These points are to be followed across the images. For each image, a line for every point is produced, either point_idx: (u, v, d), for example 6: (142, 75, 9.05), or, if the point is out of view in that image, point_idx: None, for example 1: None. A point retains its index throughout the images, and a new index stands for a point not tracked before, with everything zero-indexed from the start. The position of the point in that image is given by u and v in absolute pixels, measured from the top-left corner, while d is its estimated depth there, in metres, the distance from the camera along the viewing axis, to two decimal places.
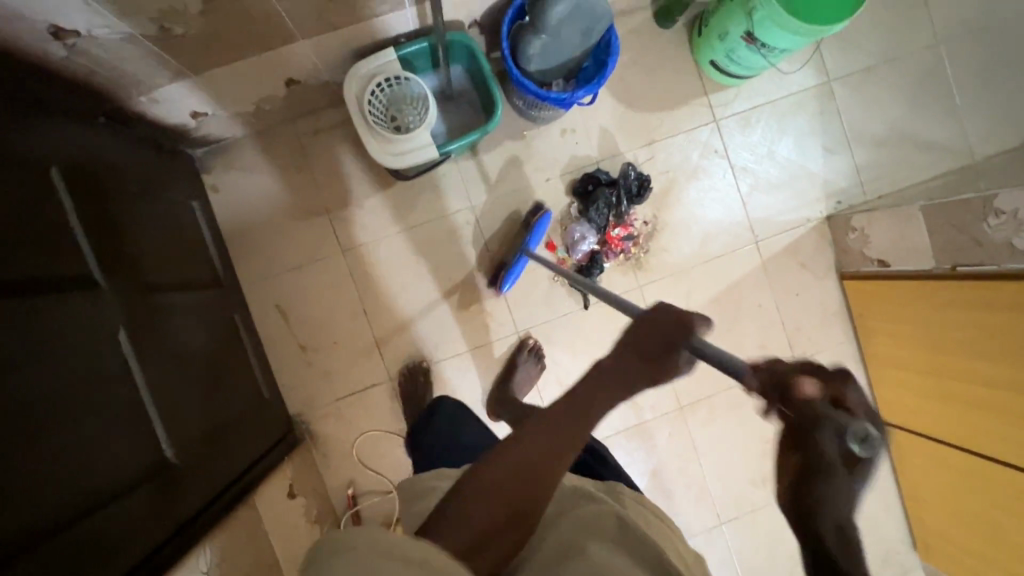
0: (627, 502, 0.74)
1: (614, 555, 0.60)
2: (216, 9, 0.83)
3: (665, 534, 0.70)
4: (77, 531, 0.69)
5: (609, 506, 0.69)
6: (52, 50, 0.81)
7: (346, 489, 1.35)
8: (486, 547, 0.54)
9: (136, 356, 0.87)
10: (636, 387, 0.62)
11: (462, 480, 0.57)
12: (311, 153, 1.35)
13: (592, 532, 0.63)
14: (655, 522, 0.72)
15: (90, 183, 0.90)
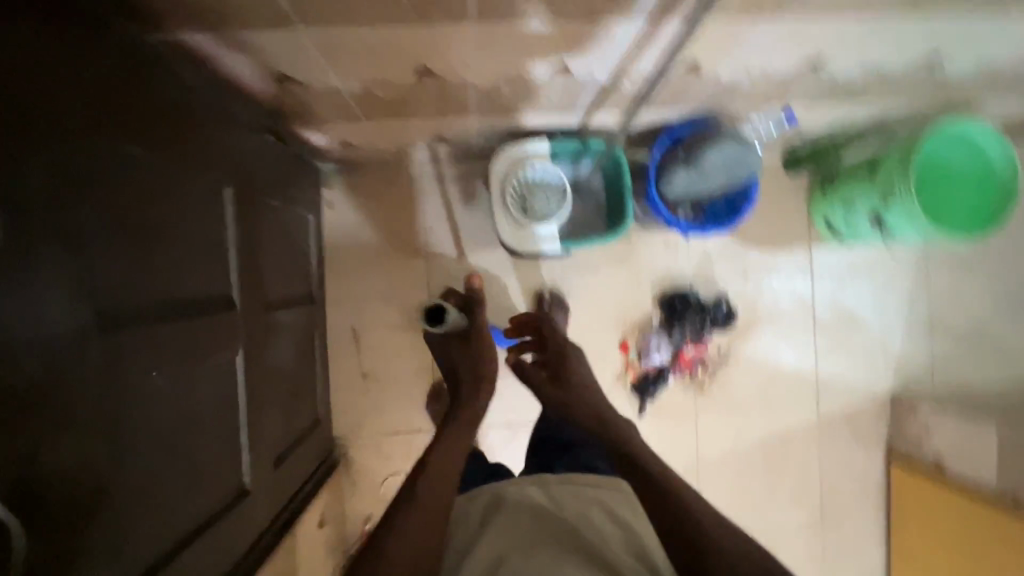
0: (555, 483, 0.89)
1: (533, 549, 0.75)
2: (421, 86, 0.87)
3: (591, 499, 0.84)
4: (182, 560, 0.71)
5: (530, 495, 0.86)
6: (265, 86, 0.86)
7: (363, 523, 1.37)
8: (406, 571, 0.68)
9: (244, 379, 0.89)
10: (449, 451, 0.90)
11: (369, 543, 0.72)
12: (428, 196, 1.38)
13: (512, 529, 0.79)
14: (578, 487, 0.87)
15: (248, 200, 0.94)
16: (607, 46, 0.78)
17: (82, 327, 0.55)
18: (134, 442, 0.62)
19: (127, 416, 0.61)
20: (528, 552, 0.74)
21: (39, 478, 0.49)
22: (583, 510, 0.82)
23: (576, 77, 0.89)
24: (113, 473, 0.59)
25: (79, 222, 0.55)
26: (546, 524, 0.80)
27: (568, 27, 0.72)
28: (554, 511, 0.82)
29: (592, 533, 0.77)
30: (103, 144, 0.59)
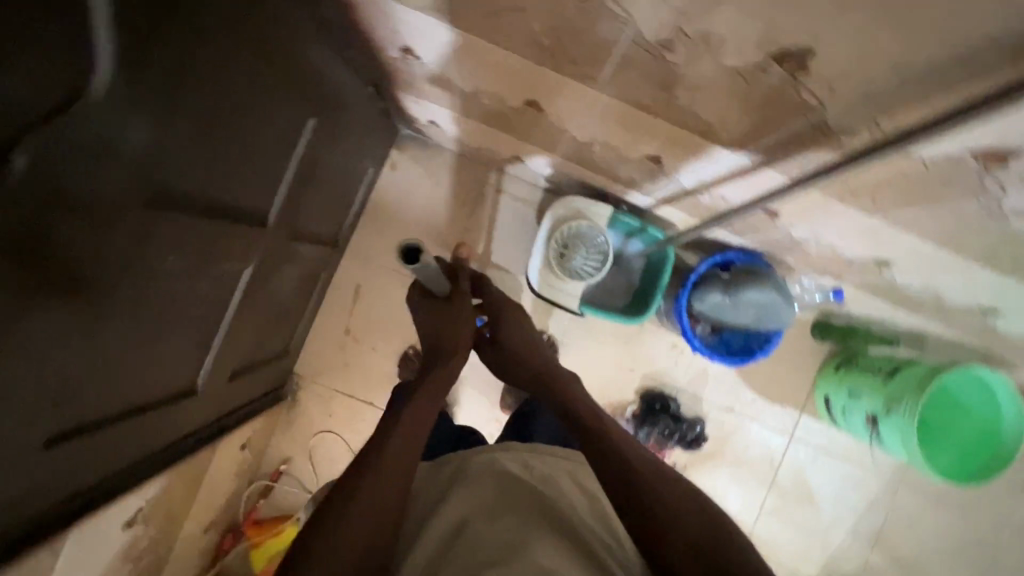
0: (516, 452, 0.84)
1: (492, 519, 0.71)
2: (525, 113, 0.90)
3: (558, 470, 0.82)
4: (112, 431, 0.72)
5: (495, 464, 0.81)
6: (389, 48, 0.89)
7: (279, 462, 1.39)
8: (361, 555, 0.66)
9: (243, 291, 0.91)
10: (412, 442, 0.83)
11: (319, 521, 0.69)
12: (481, 200, 1.40)
13: (479, 495, 0.76)
14: (548, 457, 0.85)
15: (324, 137, 0.96)
16: (707, 162, 0.81)
17: (130, 196, 0.57)
18: (124, 312, 0.64)
19: (130, 285, 0.63)
20: (498, 516, 0.71)
21: (32, 317, 0.51)
22: (554, 477, 0.80)
23: (668, 172, 0.92)
24: (94, 329, 0.60)
25: (174, 106, 0.57)
26: (513, 488, 0.77)
27: (681, 133, 0.75)
28: (523, 476, 0.79)
29: (564, 498, 0.76)
30: (227, 40, 0.61)
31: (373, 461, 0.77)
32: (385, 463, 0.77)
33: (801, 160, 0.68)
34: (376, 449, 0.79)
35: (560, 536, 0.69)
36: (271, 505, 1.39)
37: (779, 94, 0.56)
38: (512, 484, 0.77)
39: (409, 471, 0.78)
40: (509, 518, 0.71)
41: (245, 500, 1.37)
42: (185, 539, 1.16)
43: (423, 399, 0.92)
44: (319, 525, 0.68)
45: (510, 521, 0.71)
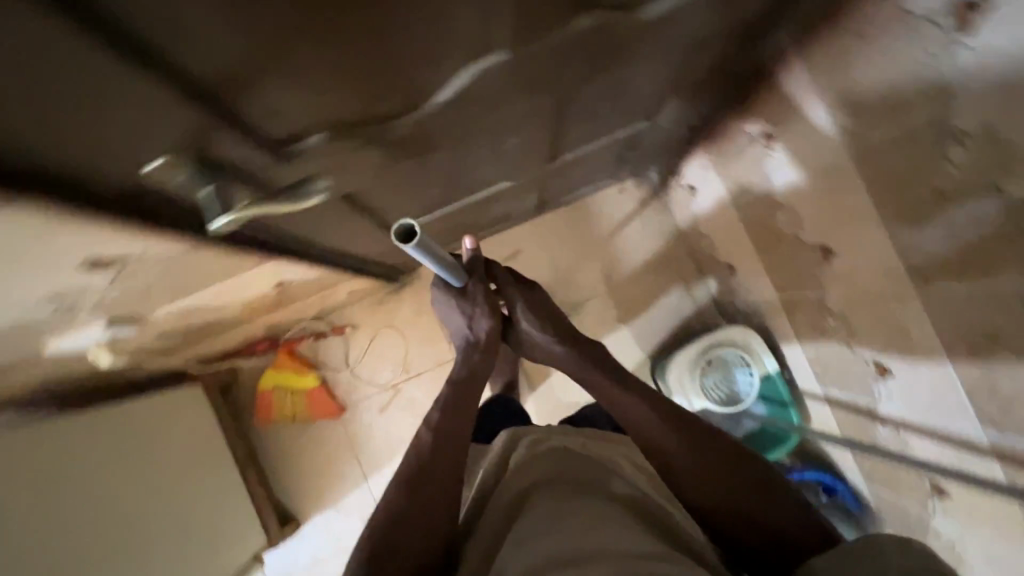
0: (557, 435, 1.00)
1: (556, 489, 0.81)
2: (806, 248, 0.95)
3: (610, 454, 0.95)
4: (358, 215, 0.78)
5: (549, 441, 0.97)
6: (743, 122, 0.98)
7: (348, 324, 1.45)
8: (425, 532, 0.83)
9: (489, 192, 0.98)
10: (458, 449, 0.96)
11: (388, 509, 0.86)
12: (662, 270, 1.46)
13: (540, 467, 0.89)
14: (602, 442, 0.99)
15: (633, 136, 1.04)
16: (927, 400, 0.81)
17: (564, 79, 0.64)
18: (464, 148, 0.71)
19: (486, 134, 0.70)
20: (563, 471, 0.88)
21: (445, 118, 0.59)
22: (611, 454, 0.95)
23: (875, 385, 0.93)
24: (448, 144, 0.67)
25: (634, 50, 0.65)
26: (573, 453, 0.94)
27: (937, 369, 0.77)
28: (581, 449, 0.95)
29: (628, 472, 0.90)
30: (707, 30, 0.69)
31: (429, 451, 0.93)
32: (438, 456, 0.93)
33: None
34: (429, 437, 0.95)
35: (618, 492, 0.84)
36: (314, 348, 1.45)
37: None
38: (578, 453, 0.93)
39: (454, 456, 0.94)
40: (574, 495, 0.80)
41: (299, 330, 1.43)
42: (262, 322, 1.22)
43: (463, 397, 1.02)
44: (390, 514, 0.85)
45: (571, 495, 0.80)
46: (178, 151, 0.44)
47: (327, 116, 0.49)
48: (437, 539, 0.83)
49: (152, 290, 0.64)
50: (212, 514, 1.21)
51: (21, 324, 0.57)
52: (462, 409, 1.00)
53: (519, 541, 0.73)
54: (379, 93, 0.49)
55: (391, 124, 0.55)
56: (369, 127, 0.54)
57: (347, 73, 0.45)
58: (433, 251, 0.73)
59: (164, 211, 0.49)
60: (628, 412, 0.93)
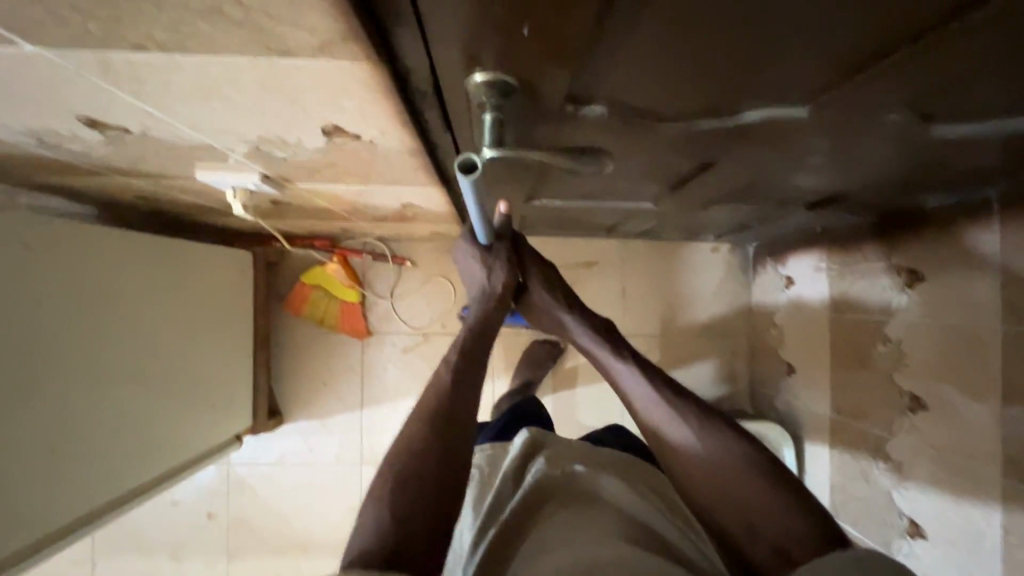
0: (578, 449, 0.83)
1: (571, 509, 0.68)
2: (894, 390, 0.96)
3: (644, 482, 0.78)
4: (526, 182, 0.76)
5: (570, 449, 0.82)
6: (884, 251, 0.98)
7: (407, 259, 1.43)
8: (425, 510, 0.61)
9: (629, 204, 0.97)
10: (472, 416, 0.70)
11: (381, 478, 0.64)
12: (718, 340, 1.46)
13: (561, 476, 0.75)
14: (637, 468, 0.82)
15: (778, 214, 1.04)
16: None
17: (805, 151, 0.63)
18: (669, 167, 0.69)
19: (696, 164, 0.69)
20: (584, 486, 0.73)
21: (698, 139, 0.57)
22: (630, 477, 0.78)
23: (898, 540, 0.96)
24: (664, 159, 0.65)
25: (878, 153, 0.63)
26: (596, 465, 0.79)
27: (987, 559, 0.78)
28: (598, 462, 0.80)
29: (647, 494, 0.74)
30: (944, 167, 0.68)
31: (449, 392, 0.70)
32: (459, 399, 0.70)
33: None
34: (451, 379, 0.71)
35: (643, 519, 0.68)
36: (367, 266, 1.42)
37: None
38: (603, 468, 0.78)
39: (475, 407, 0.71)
40: (599, 514, 0.66)
41: (360, 243, 1.41)
42: (340, 224, 1.20)
43: (479, 352, 0.75)
44: (380, 477, 0.64)
45: (590, 516, 0.66)
46: (509, 77, 0.39)
47: (626, 99, 0.46)
48: (437, 523, 0.61)
49: (328, 167, 0.61)
50: (208, 380, 1.18)
51: (208, 145, 0.55)
52: (482, 350, 0.75)
53: (534, 549, 0.61)
54: (685, 99, 0.47)
55: (656, 126, 0.53)
56: (651, 118, 0.51)
57: (691, 76, 0.42)
58: (479, 191, 0.46)
59: (425, 108, 0.46)
60: (658, 428, 0.68)
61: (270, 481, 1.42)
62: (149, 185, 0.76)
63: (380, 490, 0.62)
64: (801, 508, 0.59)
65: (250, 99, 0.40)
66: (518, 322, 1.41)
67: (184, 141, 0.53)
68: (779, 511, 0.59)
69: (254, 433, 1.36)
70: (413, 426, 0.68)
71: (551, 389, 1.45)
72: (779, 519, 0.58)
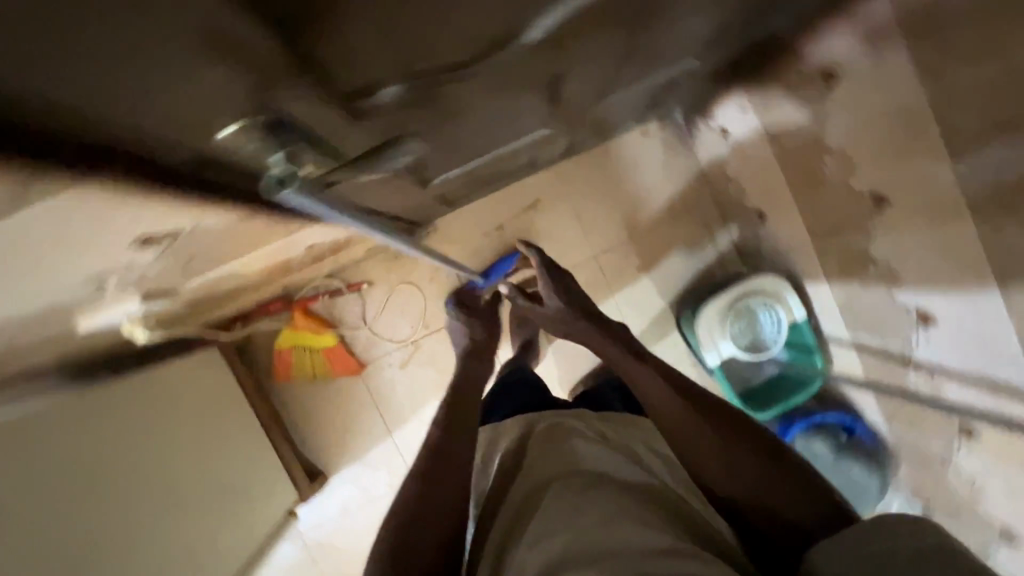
0: (579, 419, 0.85)
1: (574, 481, 0.66)
2: (857, 198, 0.92)
3: (640, 441, 0.81)
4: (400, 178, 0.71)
5: (567, 421, 0.83)
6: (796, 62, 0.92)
7: (363, 282, 1.40)
8: (423, 552, 0.68)
9: (525, 140, 0.91)
10: (453, 465, 0.79)
11: (383, 531, 0.71)
12: (686, 219, 1.42)
13: (564, 451, 0.74)
14: (627, 429, 0.86)
15: (679, 76, 0.97)
16: (980, 357, 0.83)
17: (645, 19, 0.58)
18: (525, 97, 0.64)
19: (550, 82, 0.63)
20: (582, 454, 0.72)
21: (513, 67, 0.51)
22: (628, 438, 0.81)
23: (914, 333, 0.95)
24: (514, 93, 0.60)
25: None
26: (589, 430, 0.81)
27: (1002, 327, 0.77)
28: (594, 432, 0.81)
29: (647, 457, 0.76)
30: None
31: (437, 452, 0.80)
32: (445, 456, 0.80)
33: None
34: (437, 439, 0.84)
35: (637, 478, 0.69)
36: (329, 306, 1.40)
37: None
38: (596, 437, 0.79)
39: (457, 454, 0.80)
40: (605, 482, 0.65)
41: (313, 287, 1.38)
42: (277, 284, 1.17)
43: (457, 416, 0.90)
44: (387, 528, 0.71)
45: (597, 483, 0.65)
46: (249, 117, 0.36)
47: (409, 69, 0.42)
48: (439, 558, 0.68)
49: (188, 264, 0.58)
50: (235, 481, 1.19)
51: (55, 306, 0.51)
52: (474, 408, 0.94)
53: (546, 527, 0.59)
54: (455, 45, 0.41)
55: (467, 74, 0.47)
56: (435, 80, 0.45)
57: (437, 25, 0.37)
58: (320, 207, 0.48)
59: (221, 176, 0.42)
60: (660, 406, 0.79)
61: (343, 534, 1.47)
62: (56, 354, 0.73)
63: (384, 541, 0.70)
64: (810, 497, 0.64)
65: (36, 264, 0.37)
66: None
67: (26, 316, 0.50)
68: (784, 488, 0.65)
69: (304, 499, 1.40)
70: (406, 486, 0.76)
71: (544, 354, 1.44)
72: (787, 497, 0.64)
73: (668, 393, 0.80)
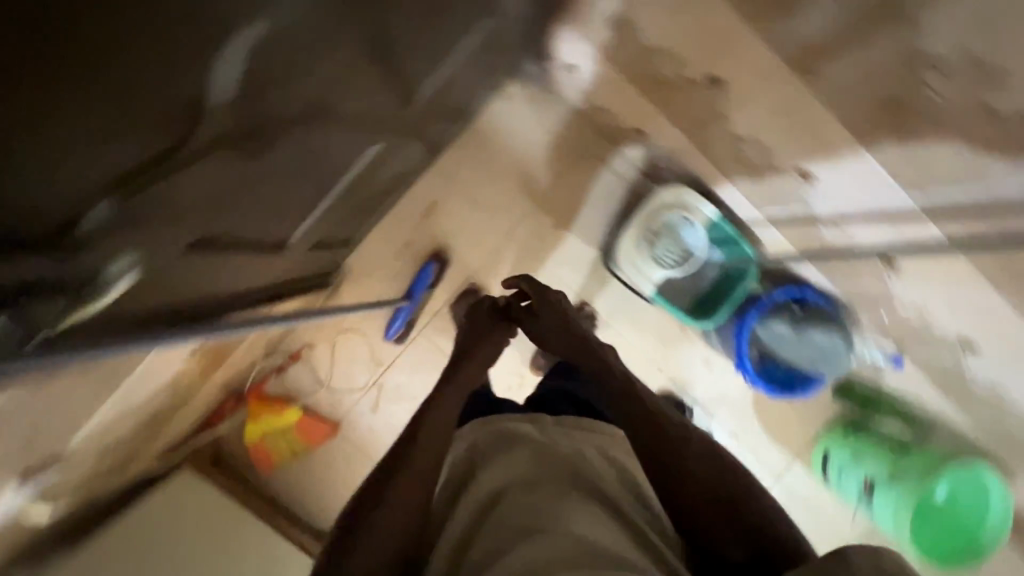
0: (546, 430, 0.88)
1: (527, 510, 0.70)
2: (696, 88, 0.90)
3: (597, 447, 0.85)
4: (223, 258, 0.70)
5: (527, 432, 0.86)
6: None
7: (302, 347, 1.38)
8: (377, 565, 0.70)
9: (361, 165, 0.89)
10: (412, 476, 0.79)
11: (336, 553, 0.72)
12: (580, 163, 1.40)
13: (511, 470, 0.78)
14: (587, 432, 0.88)
15: (487, 39, 0.94)
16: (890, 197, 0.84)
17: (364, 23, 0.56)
18: (298, 139, 0.62)
19: (315, 117, 0.62)
20: (539, 475, 0.75)
21: (221, 139, 0.50)
22: (579, 442, 0.84)
23: (801, 189, 0.94)
24: (273, 143, 0.58)
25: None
26: (549, 441, 0.84)
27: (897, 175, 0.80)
28: (549, 441, 0.84)
29: (601, 466, 0.81)
30: None
31: (394, 467, 0.81)
32: (406, 469, 0.80)
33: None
34: (399, 450, 0.84)
35: (592, 493, 0.74)
36: (281, 383, 1.39)
37: None
38: (542, 451, 0.81)
39: (416, 466, 0.81)
40: (551, 503, 0.69)
41: (257, 371, 1.37)
42: (208, 388, 1.15)
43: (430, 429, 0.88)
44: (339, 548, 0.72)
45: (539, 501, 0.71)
46: None
47: (94, 183, 0.42)
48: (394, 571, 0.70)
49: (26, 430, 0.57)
50: None
51: None
52: (437, 413, 0.93)
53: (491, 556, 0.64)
54: (105, 148, 0.41)
55: (180, 157, 0.47)
56: (120, 193, 0.45)
57: (51, 141, 0.36)
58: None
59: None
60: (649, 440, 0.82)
61: None
62: None
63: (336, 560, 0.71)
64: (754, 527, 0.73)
65: None
66: (400, 324, 1.37)
67: None
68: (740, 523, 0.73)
69: None
70: (360, 505, 0.77)
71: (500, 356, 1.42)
72: (733, 528, 0.73)
73: (649, 427, 0.84)
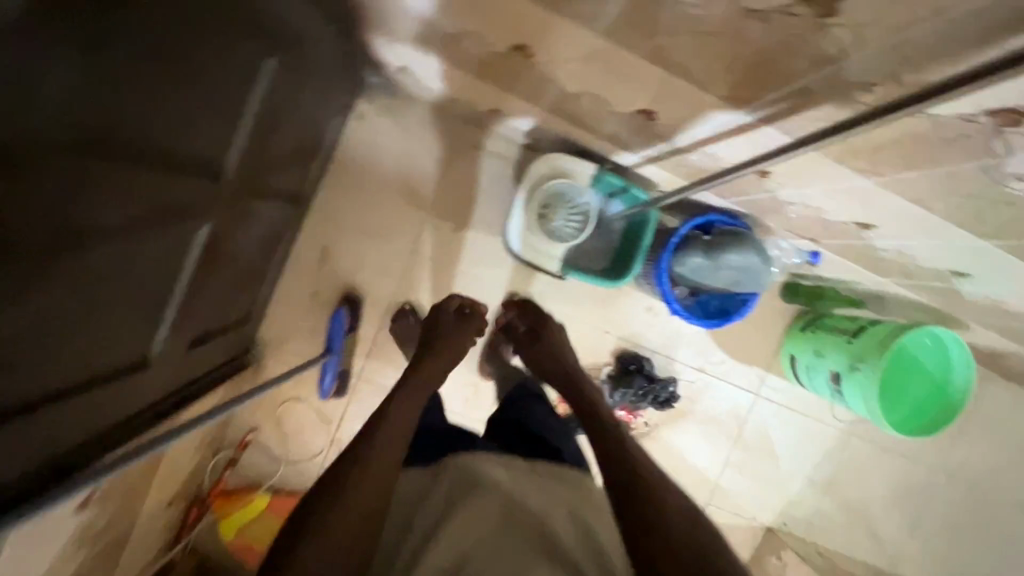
0: (518, 481, 0.80)
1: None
2: (511, 58, 0.84)
3: (569, 508, 0.76)
4: (57, 412, 0.65)
5: (499, 483, 0.78)
6: None
7: (246, 433, 1.33)
8: None
9: (198, 253, 0.83)
10: (363, 504, 0.71)
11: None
12: (457, 158, 1.33)
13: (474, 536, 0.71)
14: (558, 488, 0.81)
15: (286, 76, 0.87)
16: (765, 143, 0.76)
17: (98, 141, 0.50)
18: (81, 275, 0.56)
19: (87, 246, 0.55)
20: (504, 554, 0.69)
21: None
22: (547, 501, 0.77)
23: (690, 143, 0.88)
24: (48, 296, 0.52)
25: (128, 71, 0.50)
26: (516, 497, 0.76)
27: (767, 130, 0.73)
28: (518, 497, 0.76)
29: (570, 532, 0.73)
30: None
31: (343, 492, 0.72)
32: (357, 495, 0.72)
33: (792, 123, 0.67)
34: (353, 469, 0.75)
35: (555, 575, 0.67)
36: (238, 474, 1.34)
37: (796, 50, 0.54)
38: (511, 512, 0.74)
39: (370, 495, 0.72)
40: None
41: (210, 472, 1.32)
42: (151, 515, 1.10)
43: (386, 447, 0.80)
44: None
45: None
46: None
47: None
48: None
49: None
50: None
51: None
52: (398, 431, 0.85)
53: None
54: None
55: None
56: None
57: None
58: None
59: None
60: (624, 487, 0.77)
61: None
62: None
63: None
64: None
65: None
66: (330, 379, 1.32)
67: None
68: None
69: None
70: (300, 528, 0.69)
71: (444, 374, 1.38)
72: None
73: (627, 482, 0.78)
